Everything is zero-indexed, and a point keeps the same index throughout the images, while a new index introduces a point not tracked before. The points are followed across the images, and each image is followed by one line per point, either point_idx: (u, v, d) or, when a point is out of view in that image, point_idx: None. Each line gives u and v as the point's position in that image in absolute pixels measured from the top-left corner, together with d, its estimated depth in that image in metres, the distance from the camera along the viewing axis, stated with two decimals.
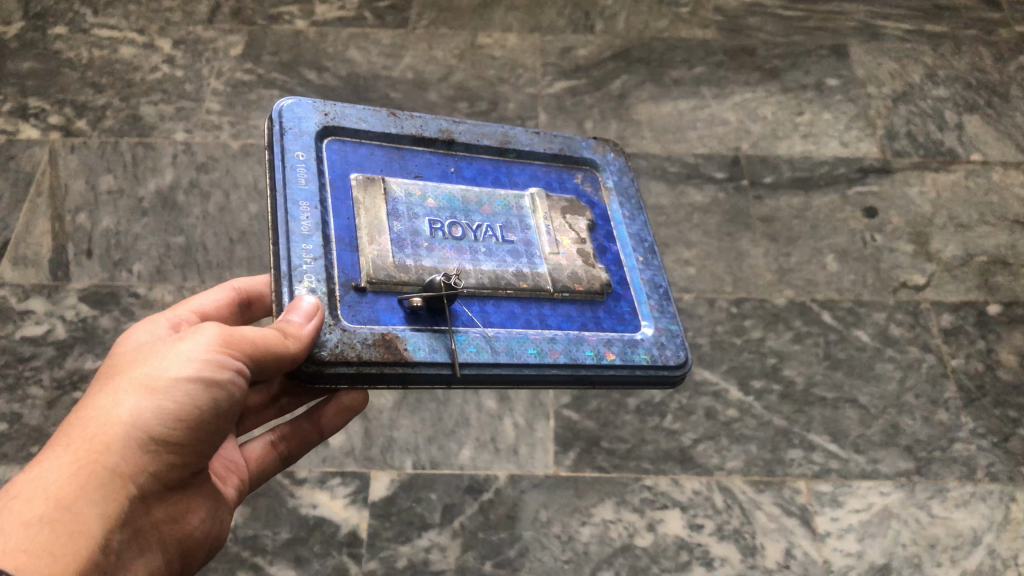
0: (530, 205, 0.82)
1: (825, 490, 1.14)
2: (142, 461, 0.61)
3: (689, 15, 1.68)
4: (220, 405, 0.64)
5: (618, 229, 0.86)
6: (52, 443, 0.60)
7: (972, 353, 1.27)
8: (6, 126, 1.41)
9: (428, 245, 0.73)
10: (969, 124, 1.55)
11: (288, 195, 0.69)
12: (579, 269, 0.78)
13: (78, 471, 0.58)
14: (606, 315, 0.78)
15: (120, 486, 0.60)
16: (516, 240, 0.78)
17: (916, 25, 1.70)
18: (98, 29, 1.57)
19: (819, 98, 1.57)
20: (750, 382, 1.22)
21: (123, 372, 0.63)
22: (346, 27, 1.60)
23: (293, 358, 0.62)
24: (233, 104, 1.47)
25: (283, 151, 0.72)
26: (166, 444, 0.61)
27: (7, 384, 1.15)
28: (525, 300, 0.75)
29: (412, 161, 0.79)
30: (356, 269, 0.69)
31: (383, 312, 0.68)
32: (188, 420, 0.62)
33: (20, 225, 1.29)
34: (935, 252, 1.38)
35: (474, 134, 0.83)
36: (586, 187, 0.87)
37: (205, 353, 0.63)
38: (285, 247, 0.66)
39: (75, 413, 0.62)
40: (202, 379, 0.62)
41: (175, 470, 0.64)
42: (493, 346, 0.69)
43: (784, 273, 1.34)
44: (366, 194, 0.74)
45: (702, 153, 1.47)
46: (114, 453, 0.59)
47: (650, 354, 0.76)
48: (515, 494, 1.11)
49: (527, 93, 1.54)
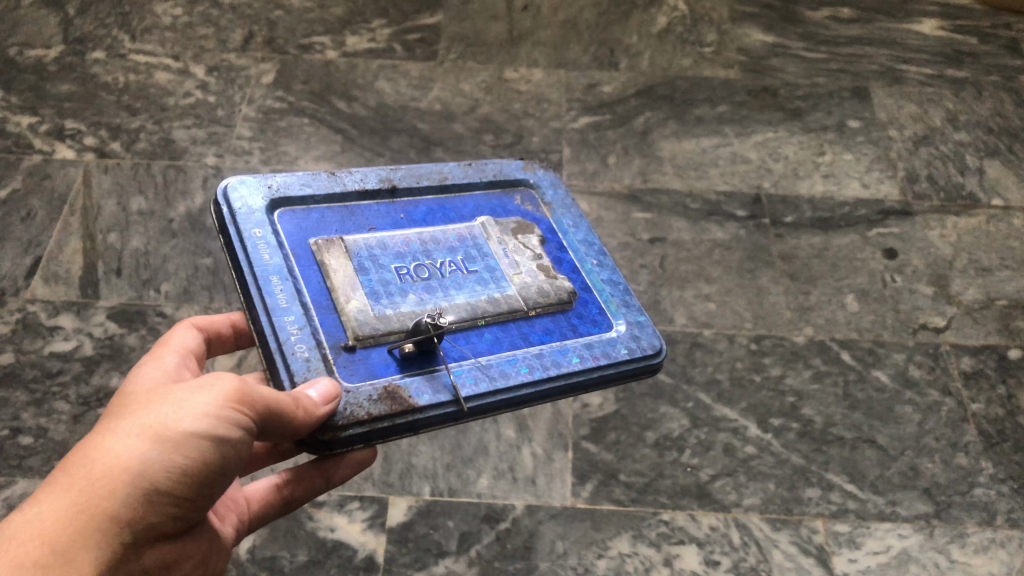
0: (483, 232, 0.84)
1: (843, 530, 1.13)
2: (141, 510, 0.60)
3: (713, 55, 1.70)
4: (227, 460, 0.63)
5: (567, 239, 0.89)
6: (53, 480, 0.60)
7: (992, 398, 1.27)
8: (43, 146, 1.44)
9: (401, 291, 0.75)
10: (991, 169, 1.56)
11: (257, 274, 0.71)
12: (543, 283, 0.81)
13: (78, 513, 0.58)
14: (580, 320, 0.81)
15: (117, 533, 0.59)
16: (479, 268, 0.80)
17: (937, 69, 1.71)
18: (135, 54, 1.60)
19: (840, 139, 1.58)
20: (769, 420, 1.22)
21: (135, 413, 0.62)
22: (376, 58, 1.63)
23: (301, 429, 0.62)
24: (264, 130, 1.49)
25: (240, 229, 0.73)
26: (168, 495, 0.61)
27: (35, 399, 1.16)
28: (504, 322, 0.77)
29: (362, 215, 0.82)
30: (339, 329, 0.71)
31: (379, 364, 0.70)
32: (192, 474, 0.61)
33: (52, 243, 1.31)
34: (956, 295, 1.38)
35: (412, 177, 0.86)
36: (527, 206, 0.91)
37: (218, 408, 0.62)
38: (269, 321, 0.68)
39: (81, 449, 0.61)
40: (211, 435, 0.61)
41: (174, 519, 0.63)
42: (486, 373, 0.72)
43: (804, 311, 1.34)
44: (331, 257, 0.76)
45: (724, 191, 1.49)
46: (113, 500, 0.59)
47: (628, 347, 0.80)
48: (532, 524, 1.11)
49: (552, 127, 1.56)
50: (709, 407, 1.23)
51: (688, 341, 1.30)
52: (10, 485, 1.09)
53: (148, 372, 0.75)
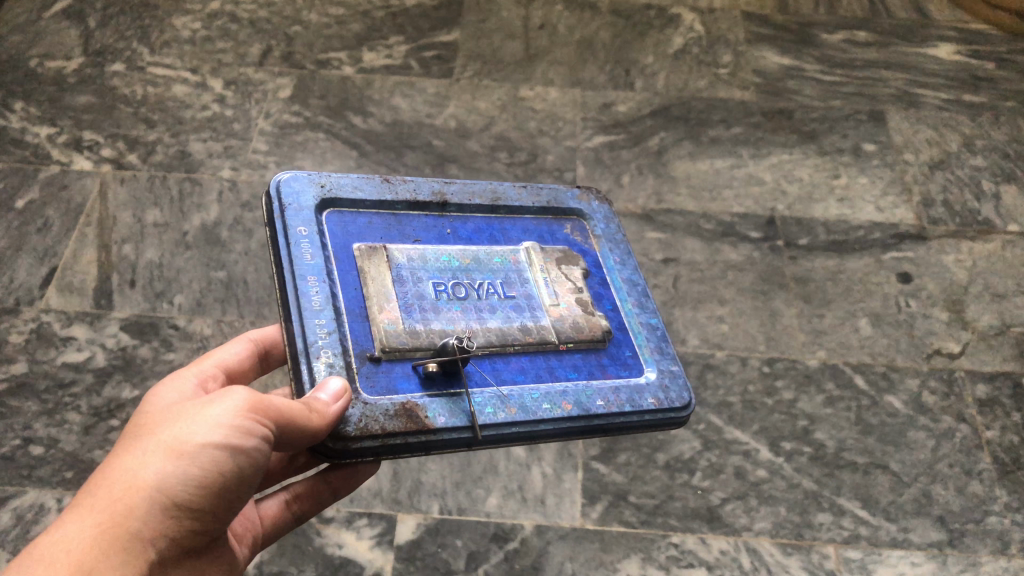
0: (526, 258, 0.83)
1: (854, 557, 1.12)
2: (163, 527, 0.60)
3: (729, 76, 1.70)
4: (244, 471, 0.63)
5: (611, 275, 0.88)
6: (76, 503, 0.60)
7: (1008, 426, 1.26)
8: (60, 156, 1.45)
9: (434, 308, 0.75)
10: (1007, 194, 1.55)
11: (296, 272, 0.71)
12: (579, 318, 0.80)
13: (101, 534, 0.58)
14: (610, 362, 0.80)
15: (140, 551, 0.59)
16: (517, 294, 0.80)
17: (953, 94, 1.71)
18: (153, 67, 1.61)
19: (855, 162, 1.58)
20: (781, 443, 1.21)
21: (152, 432, 0.62)
22: (392, 75, 1.64)
23: (316, 434, 0.62)
24: (280, 145, 1.50)
25: (286, 227, 0.74)
26: (189, 510, 0.61)
27: (46, 409, 1.16)
28: (532, 353, 0.76)
29: (409, 226, 0.81)
30: (369, 339, 0.71)
31: (400, 378, 0.70)
32: (211, 486, 0.61)
33: (68, 253, 1.32)
34: (971, 320, 1.37)
35: (465, 194, 0.85)
36: (576, 237, 0.89)
37: (233, 419, 0.62)
38: (300, 323, 0.68)
39: (103, 470, 0.61)
40: (228, 446, 0.61)
41: (194, 535, 0.63)
42: (508, 402, 0.71)
43: (818, 335, 1.34)
44: (370, 263, 0.75)
45: (738, 212, 1.48)
46: (137, 517, 0.59)
47: (656, 397, 0.78)
48: (541, 545, 1.10)
49: (566, 146, 1.56)
50: (721, 429, 1.22)
51: (700, 363, 1.29)
52: (20, 495, 1.09)
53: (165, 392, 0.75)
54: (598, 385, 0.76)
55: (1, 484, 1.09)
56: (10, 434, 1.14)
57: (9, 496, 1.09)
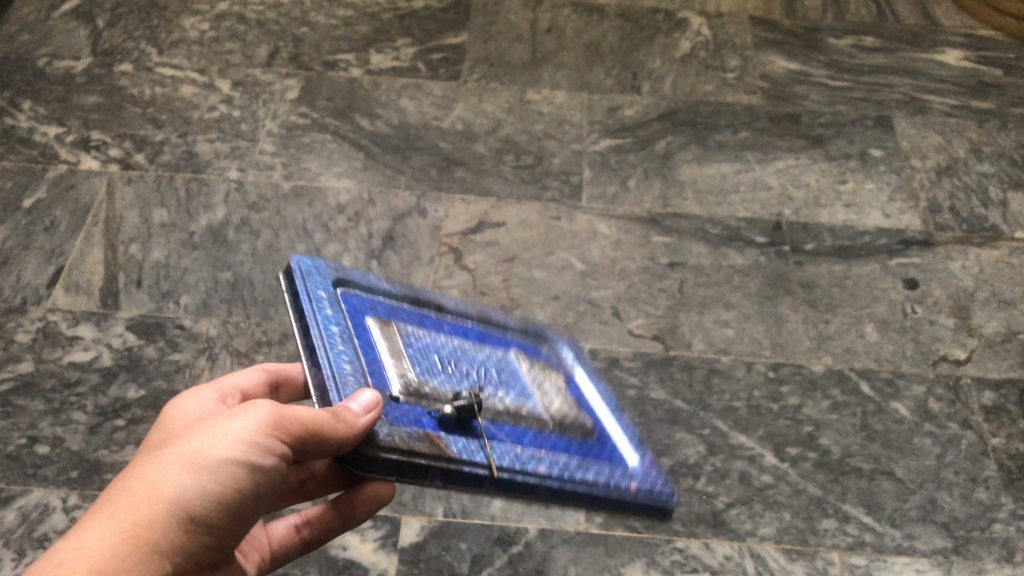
0: (515, 362, 0.86)
1: (859, 563, 1.12)
2: (180, 538, 0.61)
3: (736, 81, 1.70)
4: (261, 488, 0.64)
5: (589, 392, 0.89)
6: (97, 508, 0.61)
7: (1013, 433, 1.25)
8: (68, 156, 1.46)
9: (441, 377, 0.76)
10: (1014, 201, 1.55)
11: (321, 321, 0.72)
12: (564, 417, 0.81)
13: (122, 541, 0.59)
14: (598, 454, 0.79)
15: (157, 561, 0.60)
16: (510, 385, 0.81)
17: (961, 100, 1.71)
18: (162, 67, 1.62)
19: (862, 167, 1.58)
20: (786, 448, 1.21)
21: (173, 444, 0.64)
22: (400, 77, 1.64)
23: (341, 446, 0.61)
24: (286, 146, 1.50)
25: (308, 288, 0.75)
26: (205, 523, 0.62)
27: (52, 408, 1.17)
28: (528, 432, 0.76)
29: (411, 314, 0.83)
30: (386, 385, 0.71)
31: (417, 419, 0.69)
32: (229, 500, 0.63)
33: (75, 253, 1.32)
34: (977, 327, 1.37)
35: (459, 305, 0.88)
36: (555, 359, 0.91)
37: (253, 436, 0.63)
38: (328, 357, 0.68)
39: (124, 479, 0.62)
40: (247, 462, 0.62)
41: (211, 547, 0.65)
42: (517, 459, 0.71)
43: (823, 340, 1.33)
44: (383, 332, 0.77)
45: (745, 217, 1.48)
46: (156, 527, 0.60)
47: (645, 487, 0.75)
48: (544, 549, 1.10)
49: (573, 149, 1.56)
50: (725, 434, 1.22)
51: (706, 367, 1.29)
52: (25, 494, 1.09)
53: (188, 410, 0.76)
54: (595, 463, 0.76)
55: (7, 484, 1.10)
56: (16, 433, 1.14)
57: (14, 495, 1.09)
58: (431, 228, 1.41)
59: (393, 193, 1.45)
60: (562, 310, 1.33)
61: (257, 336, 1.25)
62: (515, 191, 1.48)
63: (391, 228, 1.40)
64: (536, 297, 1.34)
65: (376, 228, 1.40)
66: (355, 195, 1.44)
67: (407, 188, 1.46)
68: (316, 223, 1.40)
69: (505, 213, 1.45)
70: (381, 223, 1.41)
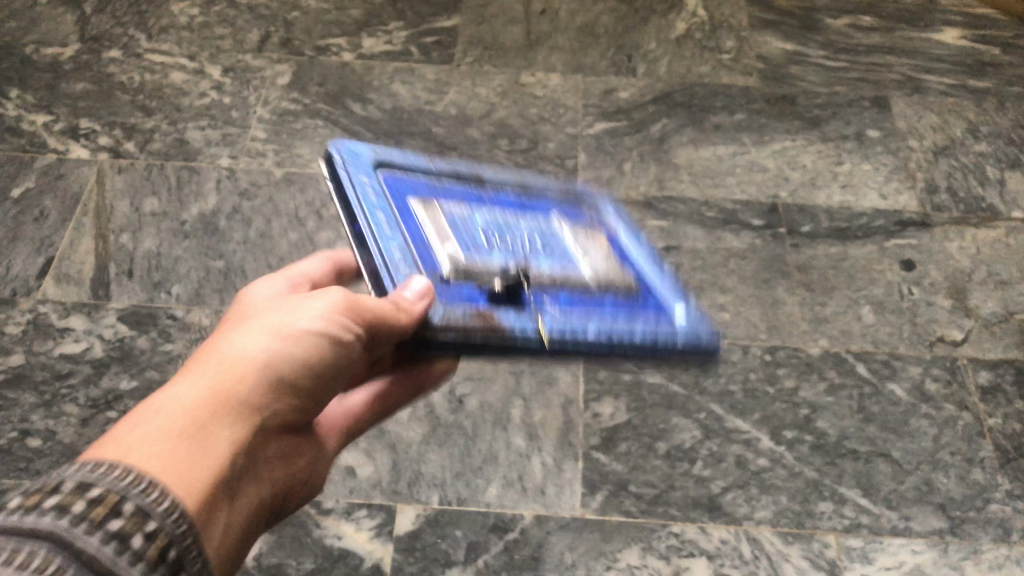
0: (561, 230, 0.88)
1: (855, 545, 1.12)
2: (268, 399, 0.63)
3: (731, 62, 1.69)
4: (335, 361, 0.68)
5: (628, 241, 0.90)
6: (184, 370, 0.61)
7: (1010, 413, 1.25)
8: (57, 145, 1.45)
9: (486, 250, 0.81)
10: (1012, 180, 1.54)
11: (369, 208, 0.79)
12: (608, 273, 0.83)
13: (217, 394, 0.60)
14: (642, 305, 0.80)
15: (250, 414, 0.61)
16: (554, 251, 0.84)
17: (958, 80, 1.69)
18: (151, 54, 1.60)
19: (859, 148, 1.57)
20: (782, 432, 1.21)
21: (252, 321, 0.66)
22: (392, 61, 1.63)
23: (403, 332, 0.69)
24: (278, 132, 1.49)
25: (350, 177, 0.83)
26: (289, 388, 0.65)
27: (44, 401, 1.16)
28: (585, 297, 0.79)
29: (454, 190, 0.88)
30: (437, 264, 0.77)
31: (469, 296, 0.75)
32: (310, 369, 0.66)
33: (65, 243, 1.31)
34: (974, 308, 1.36)
35: (499, 173, 0.92)
36: (592, 210, 0.93)
37: (332, 312, 0.67)
38: (377, 245, 0.76)
39: (207, 350, 0.64)
40: (329, 333, 0.67)
41: (288, 418, 0.67)
42: (566, 321, 0.75)
43: (819, 323, 1.33)
44: (424, 209, 0.83)
45: (741, 199, 1.47)
46: (249, 384, 0.62)
47: (687, 333, 0.77)
48: (540, 535, 1.10)
49: (567, 132, 1.55)
50: (721, 418, 1.22)
51: None
52: (18, 488, 1.09)
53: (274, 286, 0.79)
54: (637, 317, 0.78)
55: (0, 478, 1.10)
56: (8, 426, 1.14)
57: (7, 488, 1.09)
58: None
59: None
60: None
61: None
62: None
63: None
64: None
65: None
66: None
67: None
68: (308, 210, 1.39)
69: None
70: None
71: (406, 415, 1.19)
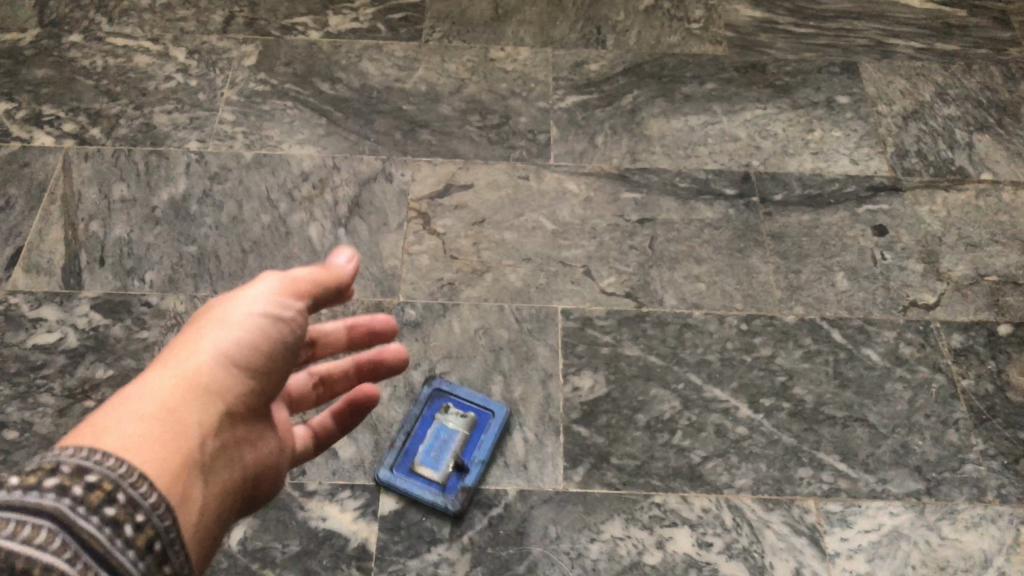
0: None
1: (834, 510, 1.14)
2: (225, 381, 0.79)
3: (701, 31, 1.68)
4: (280, 339, 0.85)
5: None
6: (153, 368, 0.78)
7: (982, 374, 1.27)
8: (20, 133, 1.42)
9: None
10: (980, 143, 1.55)
11: None
12: None
13: (180, 383, 0.76)
14: None
15: (214, 395, 0.78)
16: None
17: (926, 43, 1.70)
18: (113, 37, 1.57)
19: (829, 115, 1.57)
20: (760, 400, 1.22)
21: (204, 322, 0.84)
22: (360, 39, 1.61)
23: (341, 282, 0.90)
24: (246, 114, 1.47)
25: None
26: (240, 369, 0.81)
27: (19, 392, 1.15)
28: None
29: None
30: None
31: None
32: (256, 348, 0.82)
33: (33, 232, 1.30)
34: (946, 271, 1.37)
35: None
36: None
37: (269, 297, 0.85)
38: None
39: (170, 351, 0.80)
40: (269, 314, 0.84)
41: (247, 399, 0.82)
42: None
43: (794, 290, 1.34)
44: None
45: (714, 169, 1.48)
46: (206, 372, 0.78)
47: None
48: (524, 510, 1.11)
49: (539, 107, 1.54)
50: (700, 388, 1.23)
51: (679, 323, 1.29)
52: None
53: (241, 294, 0.86)
54: None
55: None
56: None
57: None
58: (398, 193, 1.39)
59: (358, 158, 1.43)
60: (533, 272, 1.33)
61: None
62: (481, 152, 1.46)
63: (357, 195, 1.38)
64: (507, 260, 1.34)
65: (341, 196, 1.38)
66: (319, 162, 1.42)
67: (372, 153, 1.44)
68: (280, 192, 1.38)
69: (473, 174, 1.43)
70: (346, 190, 1.39)
71: (386, 395, 1.19)
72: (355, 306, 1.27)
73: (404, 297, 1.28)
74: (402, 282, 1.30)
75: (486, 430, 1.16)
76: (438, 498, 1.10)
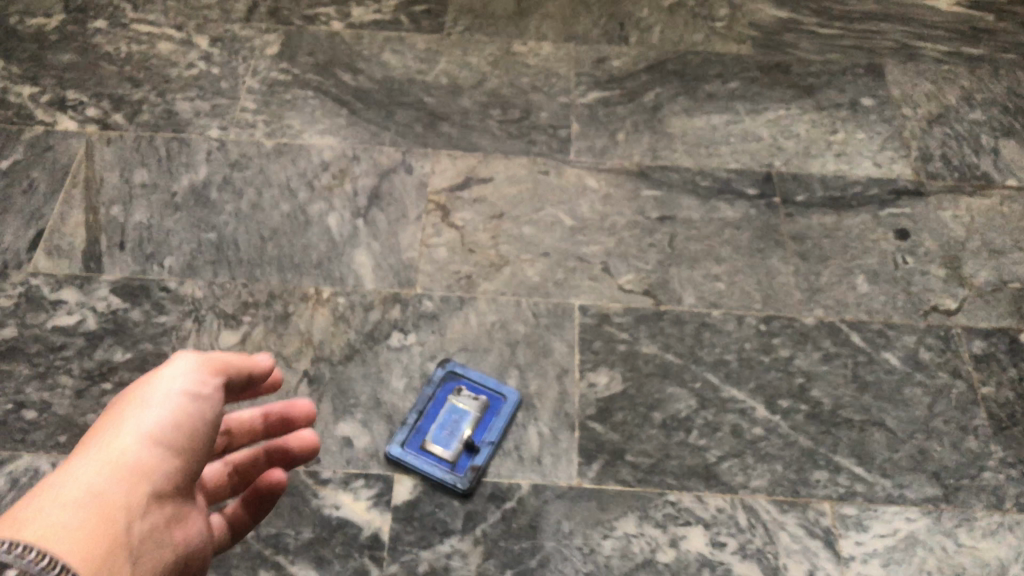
0: None
1: (850, 513, 1.13)
2: (153, 462, 0.79)
3: (725, 30, 1.67)
4: (202, 420, 0.86)
5: None
6: (78, 454, 0.78)
7: (1003, 381, 1.25)
8: (44, 116, 1.43)
9: None
10: (1005, 148, 1.53)
11: None
12: None
13: (107, 469, 0.76)
14: None
15: (143, 477, 0.78)
16: None
17: (953, 47, 1.68)
18: (137, 24, 1.58)
19: (853, 117, 1.56)
20: (777, 401, 1.21)
21: (124, 408, 0.84)
22: (383, 30, 1.61)
23: (253, 367, 0.95)
24: (268, 103, 1.47)
25: None
26: (166, 450, 0.81)
27: (38, 373, 1.17)
28: None
29: None
30: None
31: None
32: (180, 427, 0.83)
33: (55, 215, 1.30)
34: (968, 276, 1.36)
35: None
36: None
37: (188, 381, 0.86)
38: None
39: (94, 437, 0.81)
40: (188, 397, 0.85)
41: (177, 478, 0.82)
42: None
43: (814, 292, 1.33)
44: None
45: (735, 168, 1.47)
46: (130, 455, 0.78)
47: None
48: (538, 504, 1.11)
49: (560, 102, 1.53)
50: (717, 388, 1.22)
51: (696, 321, 1.28)
52: (14, 460, 1.10)
53: (158, 378, 0.87)
54: None
55: None
56: (3, 399, 1.14)
57: (4, 460, 1.10)
58: (418, 185, 1.39)
59: (378, 149, 1.43)
60: (551, 268, 1.32)
61: (243, 297, 1.25)
62: (502, 146, 1.46)
63: (377, 186, 1.38)
64: (525, 254, 1.33)
65: (361, 186, 1.38)
66: (340, 152, 1.42)
67: (392, 144, 1.44)
68: (300, 181, 1.38)
69: (492, 168, 1.43)
70: (366, 180, 1.39)
71: (402, 385, 1.19)
72: (372, 296, 1.27)
73: (421, 289, 1.28)
74: (420, 273, 1.29)
75: (496, 414, 1.16)
76: (446, 476, 1.11)
